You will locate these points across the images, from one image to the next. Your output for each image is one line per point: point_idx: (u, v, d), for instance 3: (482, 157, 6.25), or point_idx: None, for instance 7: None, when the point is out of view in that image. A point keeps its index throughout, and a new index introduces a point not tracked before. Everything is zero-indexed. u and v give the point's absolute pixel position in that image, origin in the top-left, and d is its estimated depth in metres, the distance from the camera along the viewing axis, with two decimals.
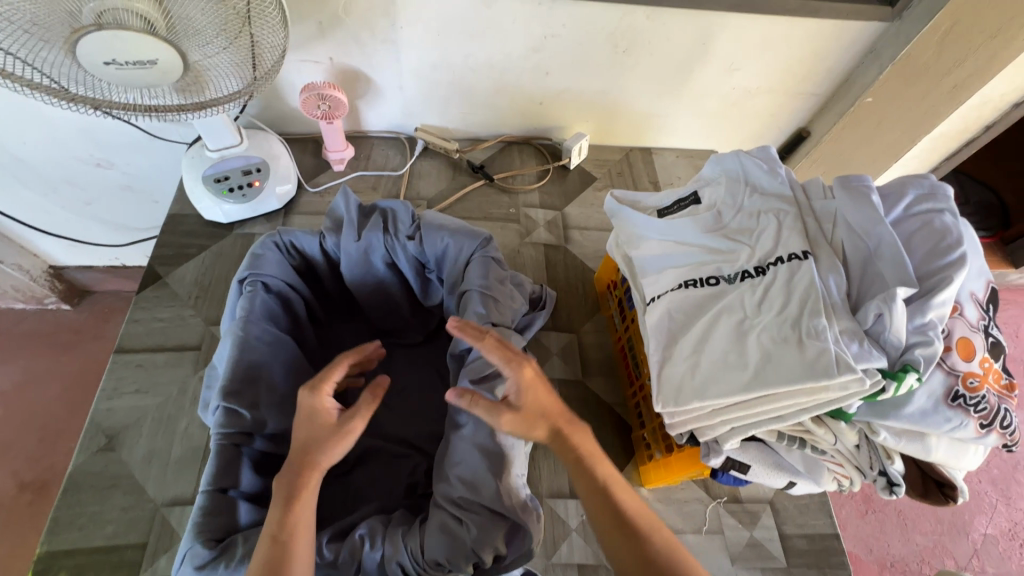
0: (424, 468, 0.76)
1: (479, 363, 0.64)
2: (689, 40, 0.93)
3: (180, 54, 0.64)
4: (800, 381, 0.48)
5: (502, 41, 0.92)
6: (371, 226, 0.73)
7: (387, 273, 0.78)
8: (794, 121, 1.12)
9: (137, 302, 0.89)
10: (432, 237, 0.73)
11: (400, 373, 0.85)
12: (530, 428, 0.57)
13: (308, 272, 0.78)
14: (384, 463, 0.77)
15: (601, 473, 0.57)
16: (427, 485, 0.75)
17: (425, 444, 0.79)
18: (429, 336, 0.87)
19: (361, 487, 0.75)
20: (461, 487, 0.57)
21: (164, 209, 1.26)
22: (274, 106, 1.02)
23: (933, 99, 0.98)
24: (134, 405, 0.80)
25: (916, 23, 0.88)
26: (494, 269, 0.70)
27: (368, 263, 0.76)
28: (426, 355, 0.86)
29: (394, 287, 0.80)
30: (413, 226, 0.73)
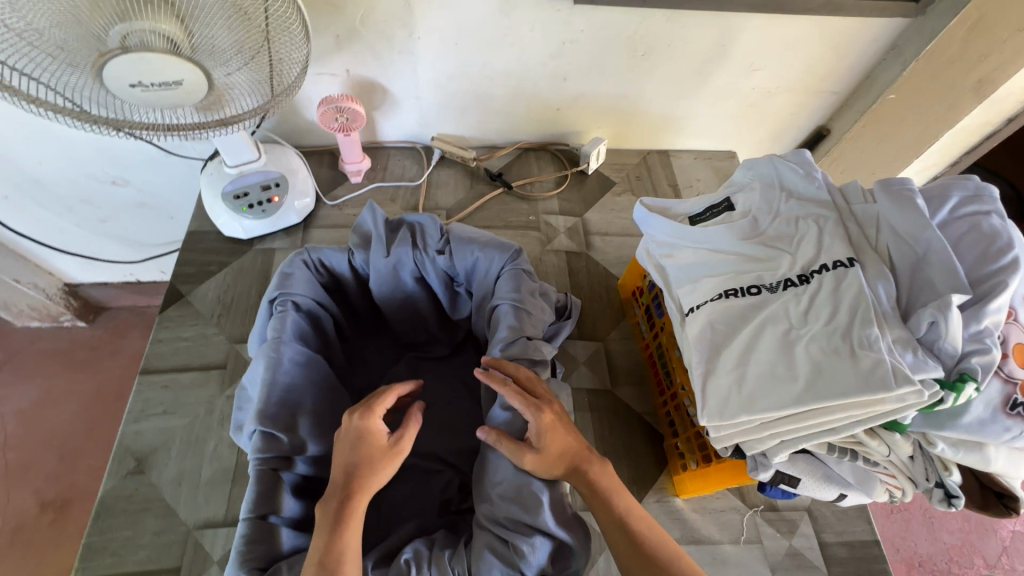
0: (457, 484, 0.75)
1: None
2: (709, 41, 0.91)
3: (204, 73, 0.64)
4: (852, 396, 0.47)
5: (520, 48, 0.91)
6: (400, 241, 0.73)
7: (415, 288, 0.78)
8: (813, 119, 1.11)
9: (161, 322, 0.88)
10: (462, 250, 0.73)
11: (428, 386, 0.84)
12: (548, 467, 0.56)
13: (335, 288, 0.78)
14: (416, 480, 0.76)
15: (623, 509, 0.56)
16: (461, 501, 0.74)
17: (456, 460, 0.78)
18: (455, 348, 0.86)
19: (394, 504, 0.74)
20: (505, 507, 0.57)
21: (179, 224, 1.26)
22: (290, 120, 1.01)
23: (957, 92, 0.96)
24: (162, 427, 0.79)
25: (942, 18, 0.86)
26: (525, 282, 0.69)
27: (396, 278, 0.76)
28: (453, 367, 0.86)
29: (421, 302, 0.80)
30: (442, 240, 0.73)
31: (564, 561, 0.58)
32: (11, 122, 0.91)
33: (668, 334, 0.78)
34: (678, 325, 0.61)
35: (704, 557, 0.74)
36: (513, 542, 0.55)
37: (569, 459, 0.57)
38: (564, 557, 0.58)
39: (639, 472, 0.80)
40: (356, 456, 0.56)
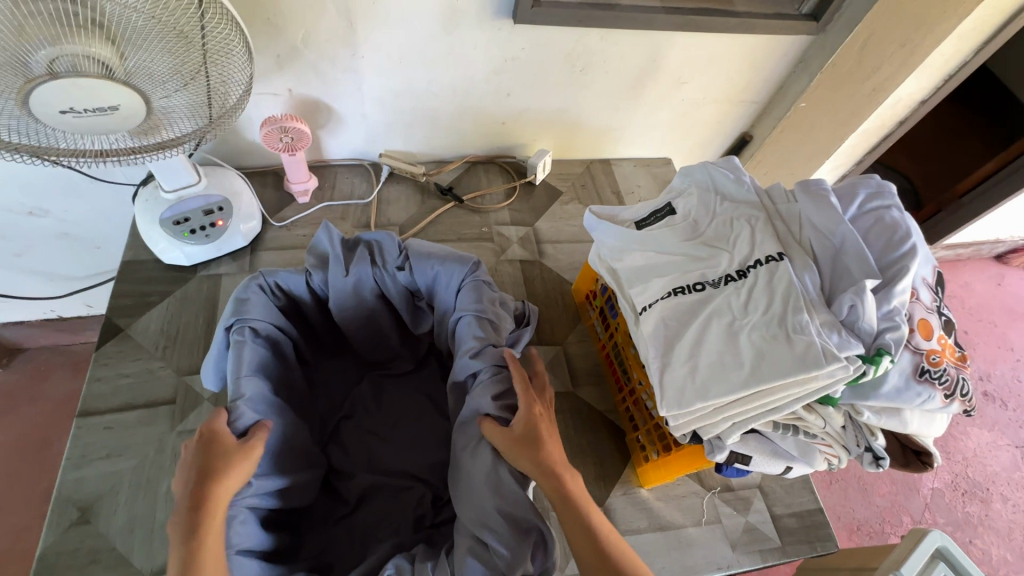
0: (429, 498, 0.79)
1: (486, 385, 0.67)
2: (640, 57, 0.98)
3: (143, 97, 0.62)
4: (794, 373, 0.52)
5: (463, 66, 0.94)
6: (359, 260, 0.75)
7: (376, 303, 0.80)
8: (737, 127, 1.21)
9: (98, 359, 0.83)
10: (421, 265, 0.75)
11: (392, 402, 0.88)
12: (524, 455, 0.60)
13: (292, 310, 0.79)
14: (389, 497, 0.80)
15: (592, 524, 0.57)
16: (434, 515, 0.78)
17: (428, 475, 0.82)
18: (418, 364, 0.91)
19: (367, 524, 0.78)
20: (489, 503, 0.60)
21: (107, 254, 1.18)
22: (229, 141, 0.98)
23: (856, 100, 1.08)
24: (107, 471, 0.74)
25: (839, 36, 0.97)
26: (486, 293, 0.72)
27: (358, 295, 0.78)
28: (416, 381, 0.90)
29: (382, 317, 0.83)
30: (401, 256, 0.75)
31: (545, 553, 0.59)
32: None
33: (622, 334, 0.82)
34: (631, 322, 0.66)
35: (670, 542, 0.78)
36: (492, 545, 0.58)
37: (542, 459, 0.59)
38: (545, 548, 0.59)
39: (604, 469, 0.83)
40: (197, 461, 0.56)
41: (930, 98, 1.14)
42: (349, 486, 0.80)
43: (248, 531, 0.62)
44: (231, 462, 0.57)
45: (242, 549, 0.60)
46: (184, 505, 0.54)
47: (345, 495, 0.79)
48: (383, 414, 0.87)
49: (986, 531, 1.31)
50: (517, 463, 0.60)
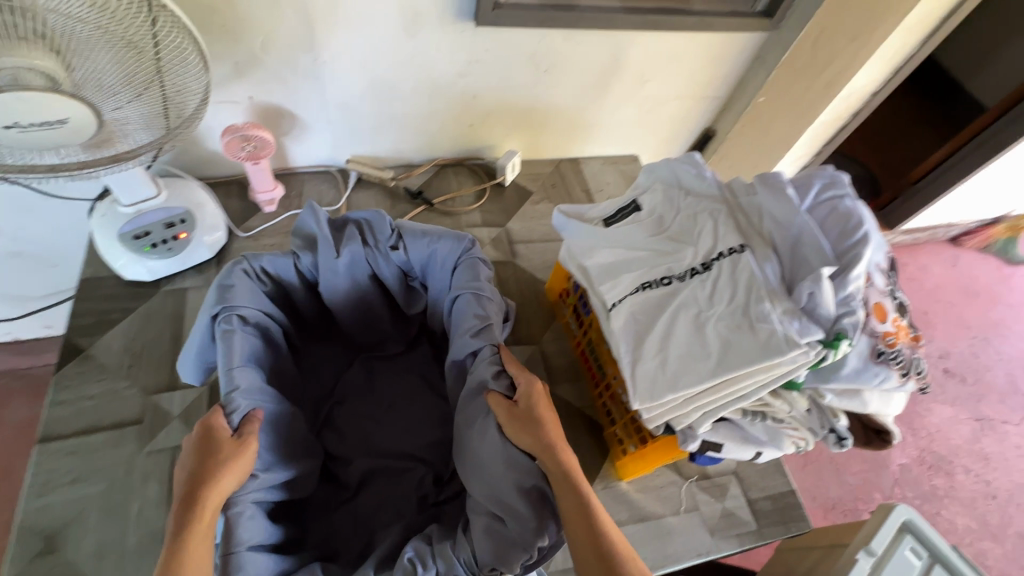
0: (430, 478, 0.83)
1: (486, 362, 0.71)
2: (603, 56, 0.99)
3: (92, 109, 0.60)
4: (757, 362, 0.54)
5: (427, 69, 0.93)
6: (349, 240, 0.78)
7: (368, 285, 0.84)
8: (701, 122, 1.23)
9: (59, 382, 0.80)
10: (414, 245, 0.79)
11: (384, 384, 0.92)
12: (524, 430, 0.65)
13: (282, 297, 0.82)
14: (390, 480, 0.83)
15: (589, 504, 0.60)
16: (437, 493, 0.82)
17: (425, 454, 0.85)
18: (409, 344, 0.95)
19: (369, 508, 0.81)
20: (507, 479, 0.63)
21: (65, 272, 1.14)
22: (190, 151, 0.96)
23: (811, 94, 1.12)
24: (73, 497, 0.72)
25: (792, 32, 1.00)
26: (481, 270, 0.77)
27: (350, 278, 0.82)
28: (406, 363, 0.94)
29: (374, 297, 0.86)
30: (394, 236, 0.79)
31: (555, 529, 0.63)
32: None
33: (596, 330, 0.83)
34: (602, 319, 0.67)
35: (651, 532, 0.80)
36: (510, 521, 0.62)
37: (541, 433, 0.64)
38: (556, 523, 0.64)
39: (585, 464, 0.84)
40: (190, 465, 0.59)
41: (880, 90, 1.19)
42: (347, 471, 0.84)
43: (256, 525, 0.65)
44: (222, 464, 0.60)
45: (251, 544, 0.63)
46: (177, 500, 0.57)
47: (346, 481, 0.83)
48: (377, 397, 0.91)
49: (951, 502, 1.37)
50: (517, 437, 0.65)
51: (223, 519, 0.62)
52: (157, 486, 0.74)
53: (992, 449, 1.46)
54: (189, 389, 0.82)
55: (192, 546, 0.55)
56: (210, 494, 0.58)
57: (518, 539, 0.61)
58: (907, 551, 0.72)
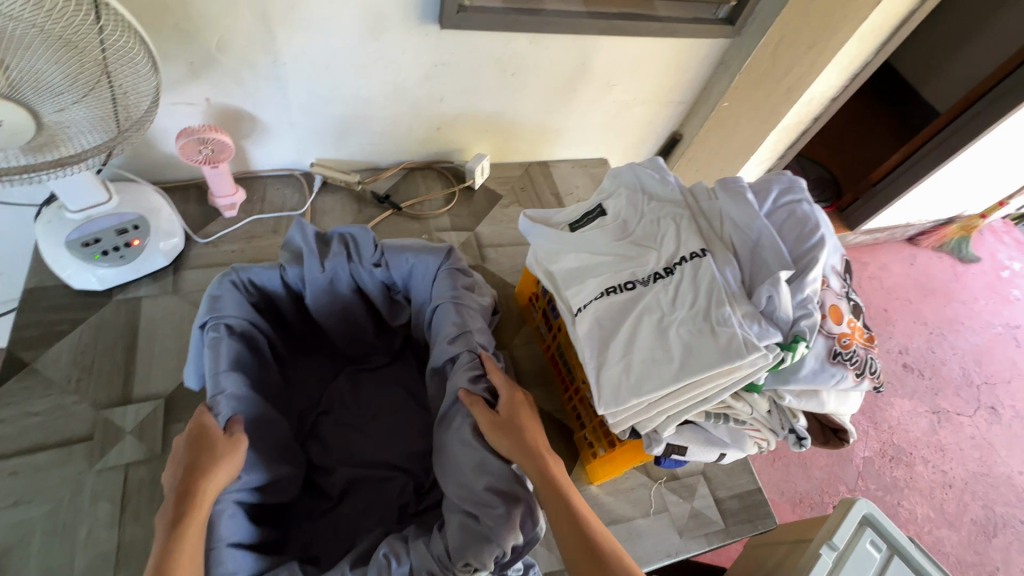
0: (411, 487, 0.81)
1: (464, 369, 0.70)
2: (570, 61, 1.00)
3: (31, 112, 0.57)
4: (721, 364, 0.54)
5: (392, 72, 0.92)
6: (334, 256, 0.77)
7: (351, 297, 0.83)
8: (668, 126, 1.25)
9: (0, 398, 0.76)
10: (396, 259, 0.79)
11: (369, 395, 0.90)
12: (505, 436, 0.64)
13: (266, 305, 0.81)
14: (371, 489, 0.82)
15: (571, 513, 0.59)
16: (417, 503, 0.81)
17: (407, 464, 0.84)
18: (394, 356, 0.94)
19: (350, 518, 0.80)
20: (478, 480, 0.63)
21: (10, 282, 1.08)
22: (144, 155, 0.92)
23: (772, 100, 1.14)
24: (15, 521, 0.68)
25: (753, 39, 1.02)
26: (460, 279, 0.77)
27: (333, 289, 0.81)
28: (392, 375, 0.93)
29: (358, 310, 0.85)
30: (377, 253, 0.79)
31: (531, 522, 0.62)
32: None
33: (564, 334, 0.83)
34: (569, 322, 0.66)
35: (621, 535, 0.80)
36: (482, 517, 0.61)
37: (521, 440, 0.63)
38: (531, 516, 0.62)
39: None
40: (184, 457, 0.58)
41: (839, 95, 1.23)
42: (330, 481, 0.82)
43: (234, 525, 0.63)
44: (218, 458, 0.60)
45: (231, 542, 0.61)
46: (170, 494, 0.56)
47: (327, 490, 0.81)
48: (362, 407, 0.89)
49: (911, 492, 1.42)
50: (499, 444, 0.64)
51: None
52: (108, 505, 0.70)
53: (949, 441, 1.52)
54: (142, 403, 0.78)
55: (188, 538, 0.54)
56: (207, 486, 0.58)
57: (494, 533, 0.60)
58: (867, 543, 0.74)
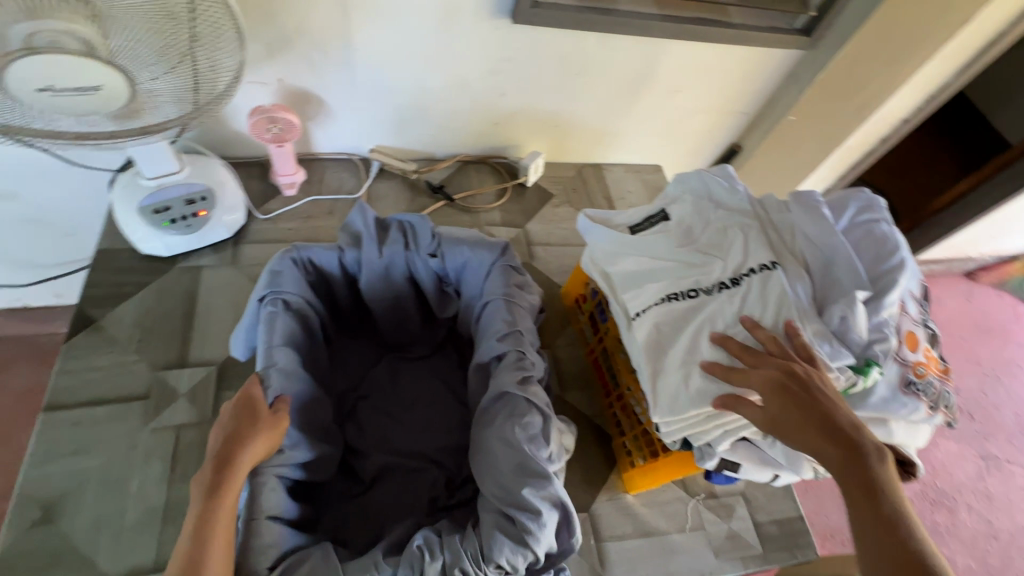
0: (443, 481, 0.81)
1: (511, 368, 0.70)
2: (636, 63, 0.98)
3: (124, 77, 0.59)
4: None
5: (459, 64, 0.93)
6: (391, 242, 0.79)
7: (403, 285, 0.85)
8: (727, 137, 1.22)
9: (68, 350, 0.80)
10: (452, 252, 0.80)
11: (409, 384, 0.91)
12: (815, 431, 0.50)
13: (321, 285, 0.83)
14: (402, 478, 0.82)
15: (907, 534, 0.45)
16: (447, 497, 0.80)
17: (441, 457, 0.84)
18: (435, 348, 0.94)
19: (381, 504, 0.79)
20: (519, 484, 0.63)
21: (78, 242, 1.14)
22: (215, 130, 0.95)
23: (841, 118, 1.10)
24: (74, 468, 0.71)
25: (829, 53, 0.98)
26: (512, 277, 0.78)
27: (387, 276, 0.83)
28: (433, 365, 0.93)
29: (408, 299, 0.87)
30: (433, 243, 0.80)
31: (567, 530, 0.64)
32: None
33: (612, 338, 0.81)
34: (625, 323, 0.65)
35: (654, 548, 0.78)
36: (518, 519, 0.61)
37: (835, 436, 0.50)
38: (567, 525, 0.64)
39: (591, 473, 0.83)
40: (228, 426, 0.59)
41: (911, 117, 1.17)
42: (364, 465, 0.82)
43: (278, 499, 0.63)
44: (257, 431, 0.60)
45: (271, 515, 0.62)
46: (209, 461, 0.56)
47: (360, 474, 0.81)
48: (400, 395, 0.90)
49: (952, 540, 1.34)
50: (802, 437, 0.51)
51: (248, 489, 0.61)
52: (159, 463, 0.73)
53: (998, 490, 1.43)
54: (197, 368, 0.81)
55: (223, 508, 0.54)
56: (244, 457, 0.57)
57: (530, 536, 0.60)
58: None
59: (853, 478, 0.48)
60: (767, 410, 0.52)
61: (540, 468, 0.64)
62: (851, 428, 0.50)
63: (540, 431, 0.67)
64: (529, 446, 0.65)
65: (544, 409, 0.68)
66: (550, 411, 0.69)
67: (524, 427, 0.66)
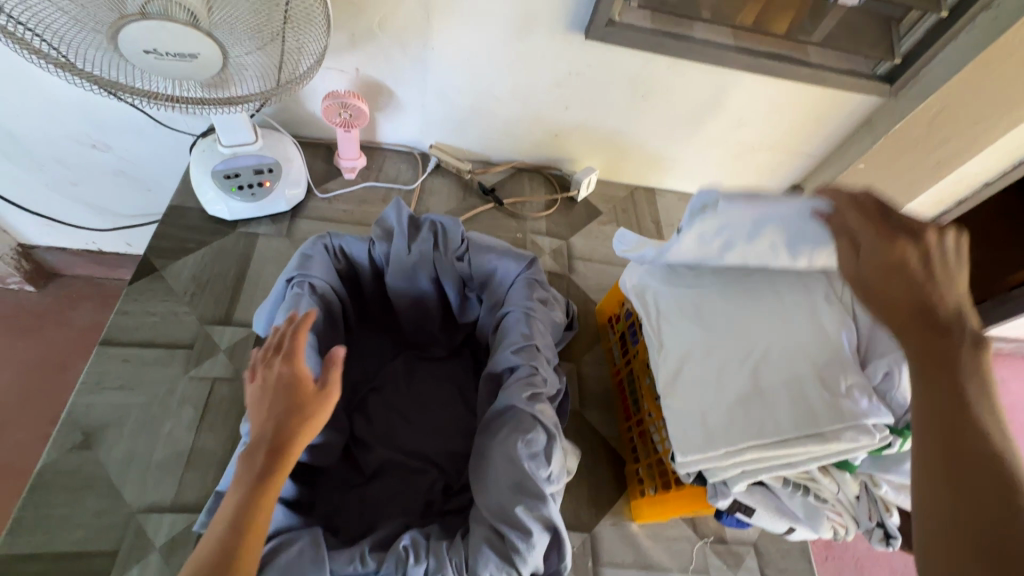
0: (440, 485, 0.79)
1: (521, 382, 0.67)
2: (705, 91, 0.98)
3: (221, 50, 0.64)
4: (842, 423, 0.52)
5: (529, 73, 0.95)
6: (421, 241, 0.79)
7: (427, 287, 0.84)
8: (790, 177, 1.18)
9: (129, 293, 0.86)
10: (479, 257, 0.79)
11: (421, 383, 0.90)
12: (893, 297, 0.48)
13: (348, 275, 0.83)
14: (402, 477, 0.80)
15: (970, 435, 0.42)
16: (443, 502, 0.78)
17: (442, 461, 0.82)
18: (452, 351, 0.93)
19: (376, 499, 0.78)
20: (514, 500, 0.59)
21: (154, 197, 1.23)
22: (291, 110, 1.01)
23: (916, 173, 1.04)
24: (117, 402, 0.76)
25: (910, 104, 0.94)
26: (536, 291, 0.76)
27: (412, 274, 0.82)
28: (448, 369, 0.92)
29: (433, 300, 0.86)
30: (462, 247, 0.79)
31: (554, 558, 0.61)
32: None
33: (640, 362, 0.80)
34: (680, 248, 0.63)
35: None
36: (508, 536, 0.58)
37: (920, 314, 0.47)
38: (556, 551, 0.61)
39: (599, 495, 0.82)
40: (277, 407, 0.55)
41: (993, 182, 1.11)
42: (367, 457, 0.81)
43: None
44: (305, 416, 0.55)
45: None
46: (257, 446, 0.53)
47: (361, 465, 0.80)
48: (412, 393, 0.88)
49: None
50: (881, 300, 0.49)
51: None
52: (191, 411, 0.77)
53: None
54: (240, 327, 0.86)
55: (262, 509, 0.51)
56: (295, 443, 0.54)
57: (518, 556, 0.57)
58: None
59: (925, 359, 0.45)
60: (858, 270, 0.50)
61: (538, 488, 0.60)
62: (952, 318, 0.46)
63: (543, 449, 0.62)
64: (530, 463, 0.61)
65: (549, 426, 0.64)
66: (557, 428, 0.65)
67: (527, 442, 0.62)
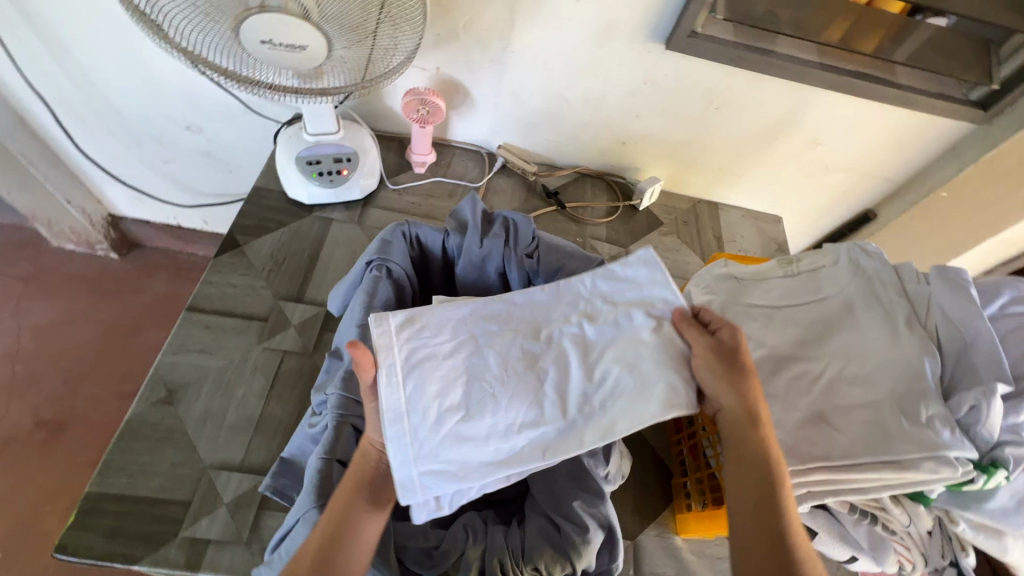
0: None
1: None
2: (781, 106, 0.96)
3: (326, 43, 0.69)
4: (921, 453, 0.51)
5: (604, 80, 0.96)
6: (493, 236, 0.80)
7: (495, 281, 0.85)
8: (863, 200, 1.13)
9: (214, 265, 0.92)
10: (548, 257, 0.80)
11: None
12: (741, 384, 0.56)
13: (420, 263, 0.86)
14: None
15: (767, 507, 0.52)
16: None
17: None
18: None
19: None
20: (572, 495, 0.61)
21: (234, 180, 1.30)
22: (371, 103, 1.06)
23: (1009, 203, 0.98)
24: (197, 364, 0.82)
25: (1005, 130, 0.89)
26: None
27: (481, 268, 0.83)
28: None
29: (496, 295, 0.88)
30: (532, 245, 0.80)
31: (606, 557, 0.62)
32: (116, 54, 0.99)
33: None
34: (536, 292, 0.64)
35: None
36: (565, 529, 0.59)
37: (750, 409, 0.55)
38: (609, 549, 0.62)
39: (644, 504, 0.81)
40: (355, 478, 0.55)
41: None
42: None
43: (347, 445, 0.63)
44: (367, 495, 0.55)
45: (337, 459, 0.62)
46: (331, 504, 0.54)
47: None
48: None
49: None
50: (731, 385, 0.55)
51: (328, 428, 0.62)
52: (262, 378, 0.82)
53: None
54: (310, 305, 0.90)
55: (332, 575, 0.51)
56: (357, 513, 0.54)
57: (573, 550, 0.58)
58: None
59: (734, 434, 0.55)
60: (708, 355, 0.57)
61: (596, 485, 0.61)
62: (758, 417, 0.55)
63: (604, 447, 0.63)
64: (589, 460, 0.62)
65: None
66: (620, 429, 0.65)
67: None
